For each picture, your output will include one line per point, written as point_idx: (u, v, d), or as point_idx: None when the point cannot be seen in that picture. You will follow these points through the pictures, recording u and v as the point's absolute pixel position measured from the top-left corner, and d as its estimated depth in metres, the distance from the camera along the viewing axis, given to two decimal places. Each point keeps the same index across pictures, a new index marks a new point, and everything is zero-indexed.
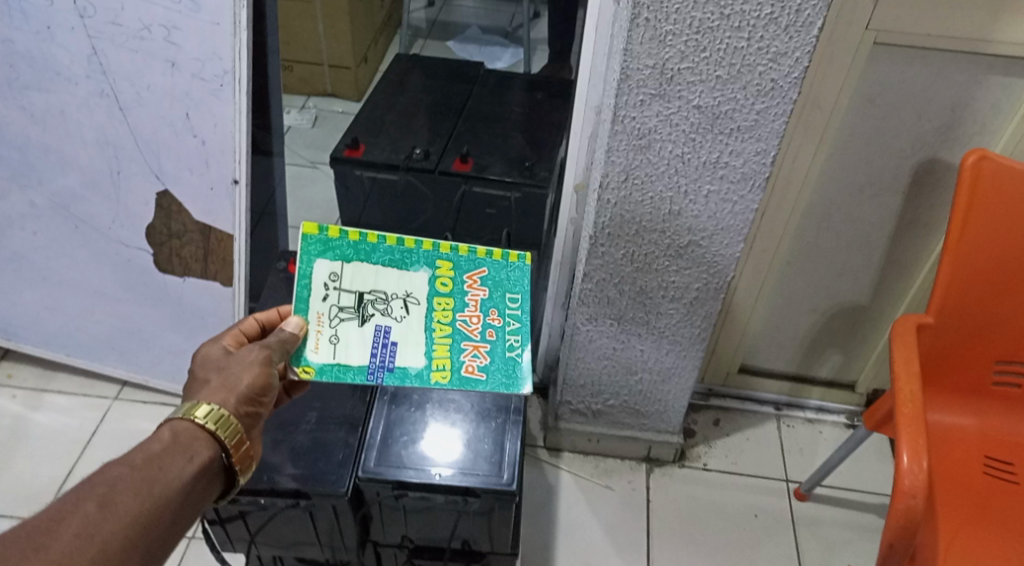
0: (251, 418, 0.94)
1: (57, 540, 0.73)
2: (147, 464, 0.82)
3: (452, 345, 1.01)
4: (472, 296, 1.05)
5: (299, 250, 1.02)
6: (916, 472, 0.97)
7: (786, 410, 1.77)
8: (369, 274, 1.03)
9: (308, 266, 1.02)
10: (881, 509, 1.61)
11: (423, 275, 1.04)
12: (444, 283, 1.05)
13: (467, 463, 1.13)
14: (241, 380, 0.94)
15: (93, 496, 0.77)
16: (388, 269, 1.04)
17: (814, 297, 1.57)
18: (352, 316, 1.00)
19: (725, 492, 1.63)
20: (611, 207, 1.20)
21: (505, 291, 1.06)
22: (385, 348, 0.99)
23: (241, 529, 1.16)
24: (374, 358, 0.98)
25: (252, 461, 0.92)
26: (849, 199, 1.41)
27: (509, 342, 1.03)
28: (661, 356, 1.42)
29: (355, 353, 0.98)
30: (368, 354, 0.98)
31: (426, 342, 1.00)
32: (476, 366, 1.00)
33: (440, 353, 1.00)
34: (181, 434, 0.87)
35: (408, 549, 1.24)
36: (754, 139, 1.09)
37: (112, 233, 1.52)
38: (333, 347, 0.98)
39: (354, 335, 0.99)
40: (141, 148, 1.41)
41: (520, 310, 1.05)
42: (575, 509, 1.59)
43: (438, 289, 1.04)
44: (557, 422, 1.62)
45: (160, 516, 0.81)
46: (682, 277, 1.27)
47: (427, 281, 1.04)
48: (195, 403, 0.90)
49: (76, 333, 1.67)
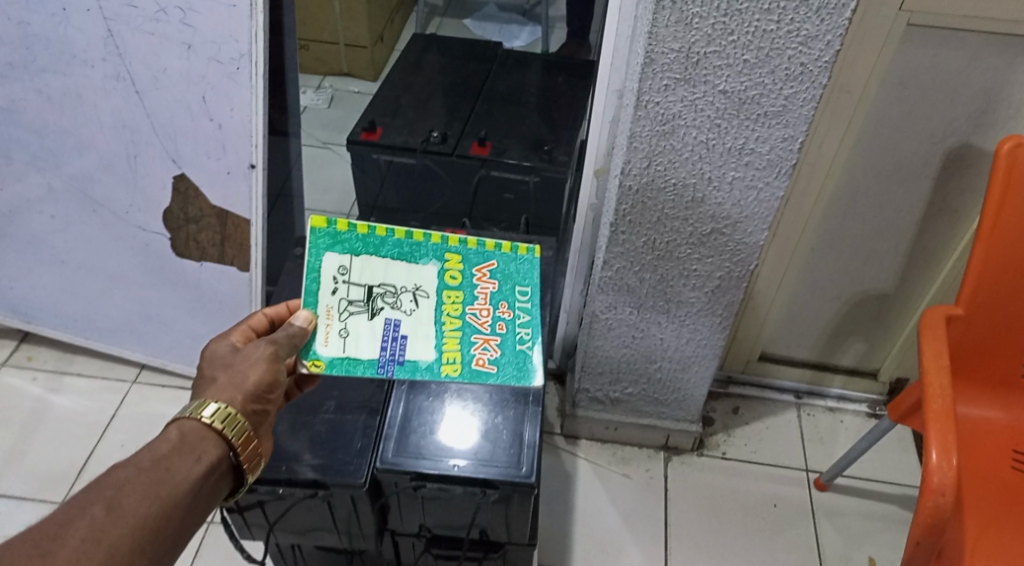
0: (258, 415, 0.92)
1: (64, 545, 0.73)
2: (154, 467, 0.81)
3: (462, 339, 1.00)
4: (482, 289, 1.05)
5: (308, 243, 1.02)
6: (945, 469, 0.95)
7: (807, 398, 1.75)
8: (378, 267, 1.02)
9: (317, 259, 1.01)
10: (902, 500, 1.59)
11: (432, 268, 1.04)
12: (453, 276, 1.04)
13: (485, 454, 1.11)
14: (247, 378, 0.92)
15: (100, 498, 0.77)
16: (398, 262, 1.03)
17: (838, 285, 1.54)
18: (362, 310, 0.99)
19: (745, 481, 1.61)
20: (632, 194, 1.18)
21: (514, 285, 1.06)
22: (396, 341, 0.97)
23: (260, 517, 1.16)
24: (384, 351, 0.97)
25: (261, 459, 0.91)
26: (876, 185, 1.38)
27: (520, 336, 1.02)
28: (681, 344, 1.40)
29: (366, 346, 0.96)
30: (378, 347, 0.97)
31: (436, 335, 0.99)
32: (486, 359, 0.99)
33: (450, 345, 0.99)
34: (188, 434, 0.86)
35: (426, 538, 1.24)
36: (781, 125, 1.06)
37: (130, 217, 1.52)
38: (343, 341, 0.96)
39: (365, 329, 0.98)
40: (158, 133, 1.40)
41: (530, 302, 1.05)
42: (592, 497, 1.58)
43: (447, 284, 1.04)
44: (574, 409, 1.61)
45: (169, 518, 0.80)
46: (704, 265, 1.24)
47: (436, 274, 1.04)
48: (202, 402, 0.89)
49: (95, 316, 1.67)
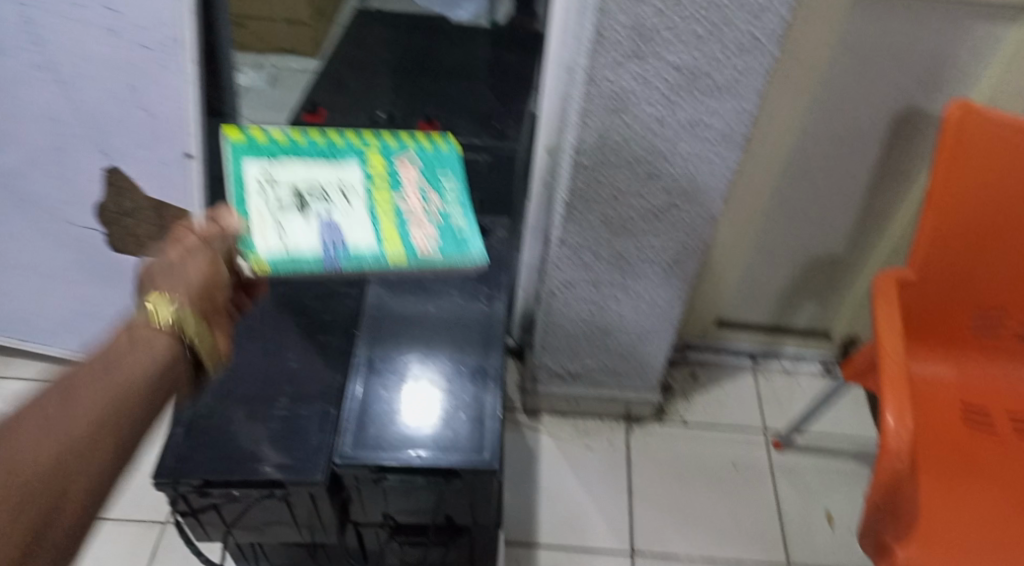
0: (206, 308, 0.89)
1: (16, 443, 0.69)
2: (110, 361, 0.78)
3: (399, 220, 0.97)
4: (408, 182, 1.03)
5: (228, 156, 1.00)
6: (902, 433, 0.97)
7: (763, 361, 1.77)
8: (302, 167, 1.00)
9: (238, 166, 0.98)
10: (857, 455, 1.63)
11: (356, 163, 1.02)
12: (378, 171, 1.03)
13: (447, 441, 1.09)
14: (187, 274, 0.88)
15: (51, 396, 0.73)
16: (320, 161, 1.01)
17: (790, 250, 1.55)
18: (294, 206, 0.95)
19: (706, 445, 1.63)
20: (585, 172, 1.16)
21: (438, 177, 1.06)
22: (334, 232, 0.94)
23: (217, 519, 1.13)
24: (325, 239, 0.93)
25: (220, 351, 0.89)
26: (827, 151, 1.38)
27: (454, 221, 1.00)
28: (639, 317, 1.40)
29: (305, 238, 0.93)
30: (318, 238, 0.93)
31: (372, 224, 0.96)
32: (425, 242, 0.96)
33: (388, 229, 0.96)
34: (140, 332, 0.83)
35: (391, 527, 1.22)
36: (733, 98, 1.05)
37: (60, 213, 1.44)
38: (280, 230, 0.93)
39: (301, 223, 0.94)
40: (84, 123, 1.33)
41: (458, 192, 1.05)
42: (557, 470, 1.58)
43: (370, 179, 1.02)
44: (534, 385, 1.60)
45: (132, 407, 0.77)
46: (659, 238, 1.24)
47: (361, 169, 1.02)
48: (151, 297, 0.85)
49: (30, 315, 1.60)
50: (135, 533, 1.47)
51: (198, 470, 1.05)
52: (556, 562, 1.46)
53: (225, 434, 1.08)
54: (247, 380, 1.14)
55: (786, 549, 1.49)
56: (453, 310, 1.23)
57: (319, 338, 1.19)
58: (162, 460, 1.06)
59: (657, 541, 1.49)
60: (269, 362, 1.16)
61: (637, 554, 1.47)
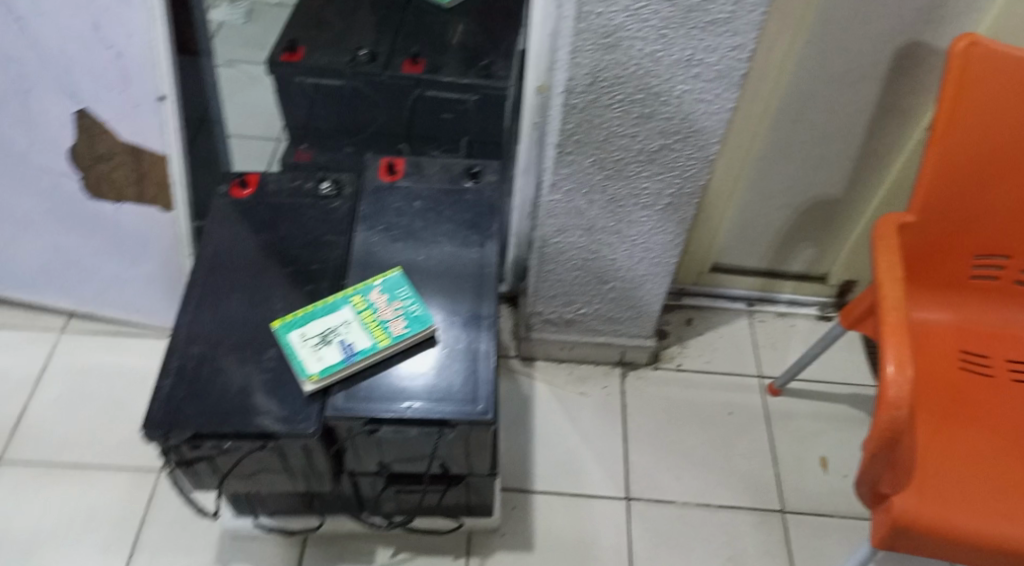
0: None
1: None
2: None
3: (380, 318, 1.10)
4: (373, 285, 1.14)
5: (276, 334, 1.10)
6: (901, 381, 0.94)
7: (758, 304, 1.75)
8: (317, 316, 1.11)
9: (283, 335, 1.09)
10: (853, 400, 1.62)
11: (345, 297, 1.13)
12: (355, 291, 1.14)
13: (441, 391, 1.07)
14: None
15: None
16: (322, 307, 1.12)
17: (788, 193, 1.51)
18: (321, 341, 1.08)
19: (700, 391, 1.62)
20: (577, 112, 1.12)
21: (392, 282, 1.14)
22: (349, 345, 1.08)
23: (210, 471, 1.11)
24: (346, 351, 1.07)
25: None
26: (826, 89, 1.33)
27: (408, 298, 1.13)
28: (634, 263, 1.37)
29: (334, 355, 1.07)
30: (343, 352, 1.07)
31: (367, 330, 1.09)
32: (397, 324, 1.10)
33: (378, 332, 1.09)
34: None
35: (386, 476, 1.21)
36: (730, 33, 1.00)
37: (32, 159, 1.39)
38: (316, 354, 1.07)
39: (329, 348, 1.07)
40: (49, 64, 1.27)
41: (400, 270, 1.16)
42: (551, 417, 1.57)
43: (355, 285, 1.15)
44: (529, 332, 1.58)
45: None
46: (653, 182, 1.21)
47: (348, 293, 1.13)
48: None
49: (9, 265, 1.56)
50: (131, 480, 1.45)
51: (188, 421, 1.03)
52: (550, 508, 1.46)
53: (214, 384, 1.06)
54: (232, 330, 1.11)
55: (779, 495, 1.49)
56: (442, 259, 1.19)
57: (306, 288, 1.15)
58: (152, 411, 1.04)
59: (650, 487, 1.49)
60: (257, 313, 1.13)
61: (631, 500, 1.47)
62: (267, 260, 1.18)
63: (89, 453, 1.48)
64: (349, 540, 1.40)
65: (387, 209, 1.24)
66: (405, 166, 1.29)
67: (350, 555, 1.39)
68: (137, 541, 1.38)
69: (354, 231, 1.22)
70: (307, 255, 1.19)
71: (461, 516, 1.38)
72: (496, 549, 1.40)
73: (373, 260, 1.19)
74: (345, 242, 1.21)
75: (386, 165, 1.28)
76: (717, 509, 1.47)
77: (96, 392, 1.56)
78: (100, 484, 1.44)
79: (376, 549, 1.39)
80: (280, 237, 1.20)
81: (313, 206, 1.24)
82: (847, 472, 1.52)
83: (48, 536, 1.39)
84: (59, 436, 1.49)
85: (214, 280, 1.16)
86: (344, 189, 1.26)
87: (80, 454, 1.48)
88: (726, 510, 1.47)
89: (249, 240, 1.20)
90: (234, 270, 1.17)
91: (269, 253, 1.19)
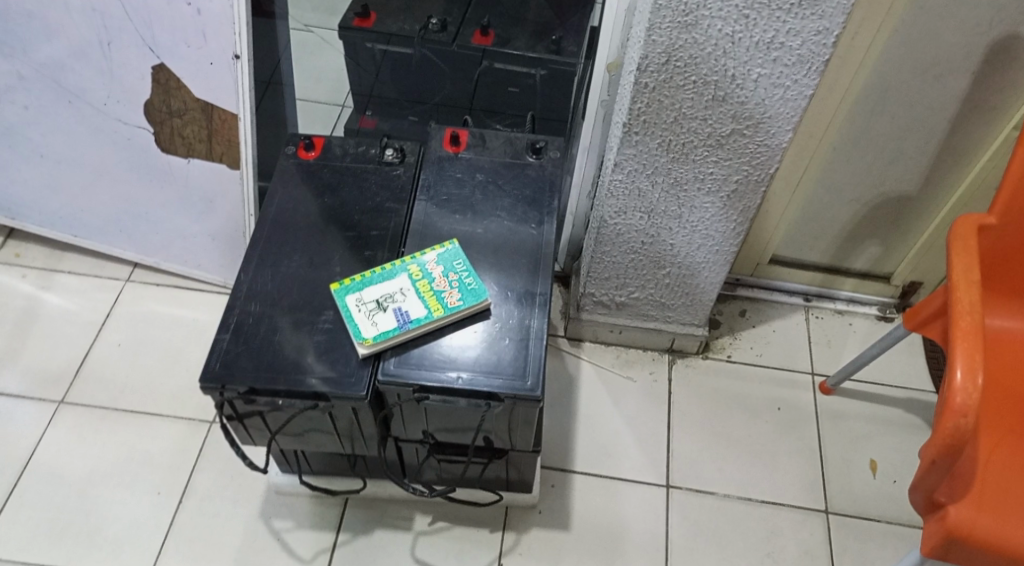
0: None
1: None
2: None
3: (436, 290, 1.10)
4: (431, 256, 1.14)
5: (335, 297, 1.11)
6: (969, 389, 0.91)
7: (815, 300, 1.71)
8: (375, 282, 1.11)
9: (341, 298, 1.10)
10: (908, 404, 1.58)
11: (403, 265, 1.13)
12: (413, 261, 1.14)
13: (490, 365, 1.07)
14: None
15: None
16: (380, 274, 1.12)
17: (858, 187, 1.47)
18: (377, 308, 1.09)
19: (750, 384, 1.59)
20: (648, 91, 1.10)
21: (450, 255, 1.14)
22: (404, 314, 1.08)
23: (261, 425, 1.13)
24: (400, 321, 1.08)
25: None
26: (909, 81, 1.28)
27: (464, 271, 1.13)
28: (692, 250, 1.35)
29: (389, 323, 1.07)
30: (398, 320, 1.08)
31: (422, 301, 1.10)
32: (452, 296, 1.10)
33: (432, 303, 1.09)
34: None
35: (430, 445, 1.22)
36: (816, 16, 0.97)
37: (109, 110, 1.44)
38: (370, 319, 1.08)
39: (384, 315, 1.08)
40: (131, 17, 1.32)
41: (457, 243, 1.16)
42: (596, 399, 1.56)
43: (412, 253, 1.15)
44: (579, 312, 1.57)
45: None
46: (720, 167, 1.18)
47: (407, 262, 1.13)
48: None
49: (80, 213, 1.60)
50: (184, 429, 1.49)
51: (243, 376, 1.05)
52: (590, 489, 1.45)
53: (271, 343, 1.08)
54: (290, 289, 1.13)
55: (824, 495, 1.46)
56: (500, 232, 1.19)
57: (365, 254, 1.16)
58: (210, 363, 1.06)
59: (692, 476, 1.48)
60: (316, 274, 1.14)
61: (671, 488, 1.46)
62: (327, 224, 1.19)
63: (145, 400, 1.52)
64: (389, 506, 1.42)
65: (448, 179, 1.24)
66: (469, 138, 1.28)
67: (388, 519, 1.40)
68: (187, 489, 1.42)
69: (415, 200, 1.22)
70: (368, 221, 1.19)
71: (500, 490, 1.38)
72: (533, 526, 1.41)
73: (431, 229, 1.19)
74: (405, 210, 1.21)
75: (450, 136, 1.28)
76: (759, 503, 1.45)
77: (156, 342, 1.60)
78: (154, 431, 1.48)
79: (414, 516, 1.41)
80: (342, 201, 1.21)
81: (376, 172, 1.25)
82: (896, 477, 1.49)
83: (103, 476, 1.43)
84: (118, 381, 1.54)
85: (275, 240, 1.17)
86: (407, 157, 1.26)
87: (137, 401, 1.52)
88: (769, 506, 1.45)
89: (310, 202, 1.21)
90: (295, 230, 1.18)
91: (329, 216, 1.20)
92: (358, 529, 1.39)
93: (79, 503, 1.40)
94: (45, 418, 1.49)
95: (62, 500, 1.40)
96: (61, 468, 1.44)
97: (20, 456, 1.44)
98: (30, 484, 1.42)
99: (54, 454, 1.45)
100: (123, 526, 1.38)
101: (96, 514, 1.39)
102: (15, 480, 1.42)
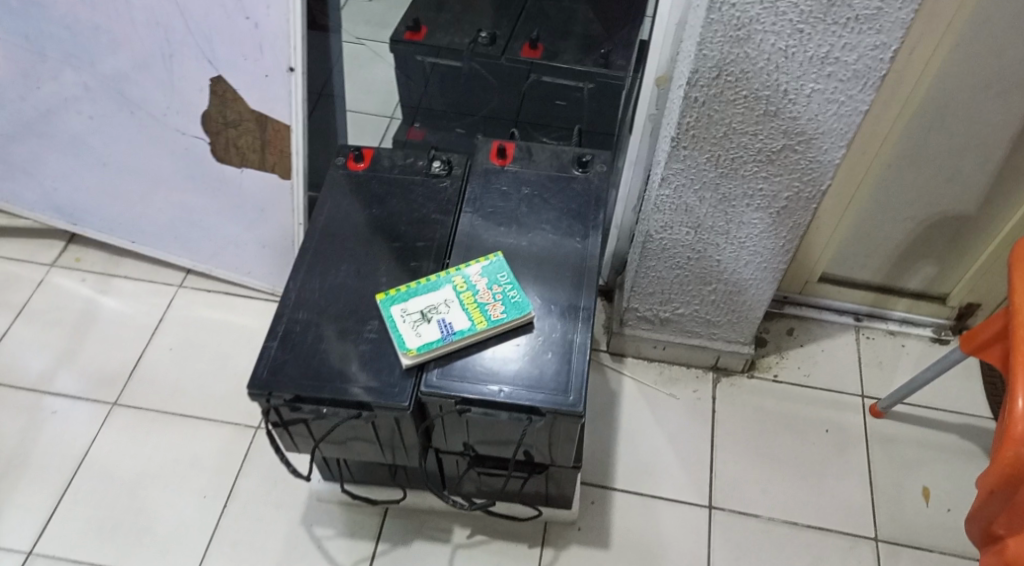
0: None
1: None
2: None
3: (480, 302, 1.10)
4: (476, 270, 1.14)
5: (382, 307, 1.11)
6: None
7: (867, 320, 1.67)
8: (420, 294, 1.12)
9: (387, 308, 1.11)
10: (964, 430, 1.52)
11: (449, 278, 1.13)
12: (457, 274, 1.14)
13: (533, 379, 1.06)
14: None
15: None
16: (425, 286, 1.13)
17: (913, 205, 1.43)
18: (420, 319, 1.09)
19: (799, 404, 1.56)
20: (697, 106, 1.09)
21: (495, 269, 1.14)
22: (446, 325, 1.09)
23: (305, 433, 1.14)
24: (444, 332, 1.08)
25: None
26: (969, 98, 1.25)
27: (509, 285, 1.12)
28: (739, 266, 1.33)
29: (432, 333, 1.08)
30: (442, 331, 1.08)
31: (466, 312, 1.10)
32: (495, 309, 1.10)
33: (476, 315, 1.09)
34: None
35: (470, 457, 1.21)
36: (873, 31, 0.96)
37: (168, 120, 1.48)
38: (415, 330, 1.08)
39: (428, 326, 1.08)
40: (192, 31, 1.35)
41: (500, 257, 1.16)
42: (640, 416, 1.55)
43: (457, 265, 1.16)
44: (622, 327, 1.56)
45: None
46: (770, 184, 1.17)
47: (453, 276, 1.13)
48: None
49: (137, 220, 1.65)
50: (232, 434, 1.51)
51: (289, 383, 1.06)
52: (630, 507, 1.44)
53: (316, 352, 1.09)
54: (337, 299, 1.14)
55: (874, 522, 1.42)
56: (545, 245, 1.18)
57: (410, 265, 1.17)
58: (258, 371, 1.07)
59: (736, 498, 1.45)
60: (363, 283, 1.15)
61: (714, 509, 1.44)
62: (375, 235, 1.20)
63: (195, 405, 1.55)
64: (428, 516, 1.42)
65: (494, 192, 1.24)
66: (516, 151, 1.28)
67: (427, 530, 1.40)
68: (231, 493, 1.44)
69: (461, 212, 1.23)
70: (414, 233, 1.20)
71: (541, 505, 1.37)
72: (572, 542, 1.39)
73: (476, 241, 1.19)
74: (451, 223, 1.22)
75: (497, 149, 1.28)
76: (804, 527, 1.42)
77: (206, 347, 1.63)
78: (203, 435, 1.51)
79: (454, 528, 1.41)
80: (389, 212, 1.22)
81: (424, 184, 1.25)
82: (950, 506, 1.44)
83: (152, 478, 1.46)
84: (169, 385, 1.57)
85: (323, 250, 1.18)
86: (454, 170, 1.27)
87: (186, 405, 1.55)
88: (814, 530, 1.41)
89: (358, 213, 1.22)
90: (343, 240, 1.19)
91: (376, 227, 1.21)
92: (397, 539, 1.40)
93: (128, 503, 1.43)
94: (99, 418, 1.52)
95: (112, 500, 1.43)
96: (113, 468, 1.47)
97: (75, 455, 1.48)
98: (82, 483, 1.45)
99: (106, 454, 1.48)
100: (170, 527, 1.40)
101: (145, 514, 1.42)
102: (69, 478, 1.46)
